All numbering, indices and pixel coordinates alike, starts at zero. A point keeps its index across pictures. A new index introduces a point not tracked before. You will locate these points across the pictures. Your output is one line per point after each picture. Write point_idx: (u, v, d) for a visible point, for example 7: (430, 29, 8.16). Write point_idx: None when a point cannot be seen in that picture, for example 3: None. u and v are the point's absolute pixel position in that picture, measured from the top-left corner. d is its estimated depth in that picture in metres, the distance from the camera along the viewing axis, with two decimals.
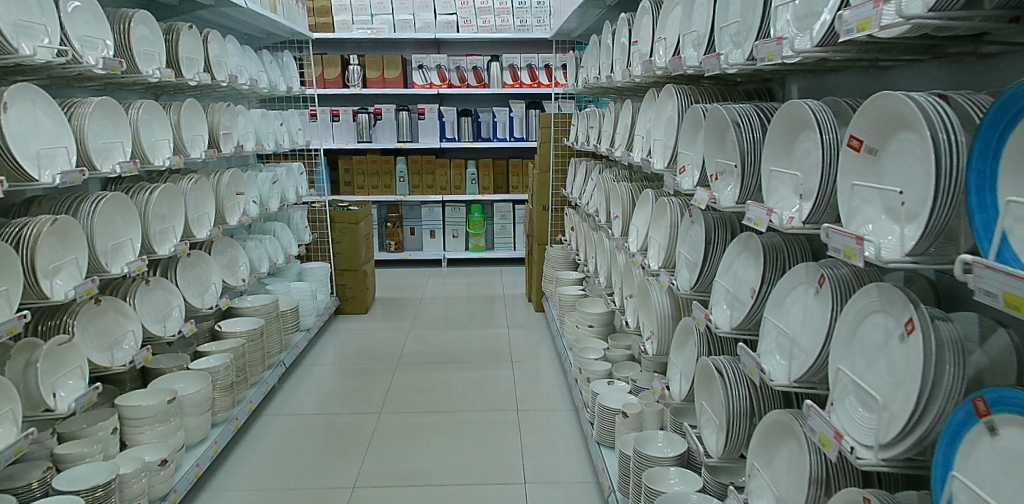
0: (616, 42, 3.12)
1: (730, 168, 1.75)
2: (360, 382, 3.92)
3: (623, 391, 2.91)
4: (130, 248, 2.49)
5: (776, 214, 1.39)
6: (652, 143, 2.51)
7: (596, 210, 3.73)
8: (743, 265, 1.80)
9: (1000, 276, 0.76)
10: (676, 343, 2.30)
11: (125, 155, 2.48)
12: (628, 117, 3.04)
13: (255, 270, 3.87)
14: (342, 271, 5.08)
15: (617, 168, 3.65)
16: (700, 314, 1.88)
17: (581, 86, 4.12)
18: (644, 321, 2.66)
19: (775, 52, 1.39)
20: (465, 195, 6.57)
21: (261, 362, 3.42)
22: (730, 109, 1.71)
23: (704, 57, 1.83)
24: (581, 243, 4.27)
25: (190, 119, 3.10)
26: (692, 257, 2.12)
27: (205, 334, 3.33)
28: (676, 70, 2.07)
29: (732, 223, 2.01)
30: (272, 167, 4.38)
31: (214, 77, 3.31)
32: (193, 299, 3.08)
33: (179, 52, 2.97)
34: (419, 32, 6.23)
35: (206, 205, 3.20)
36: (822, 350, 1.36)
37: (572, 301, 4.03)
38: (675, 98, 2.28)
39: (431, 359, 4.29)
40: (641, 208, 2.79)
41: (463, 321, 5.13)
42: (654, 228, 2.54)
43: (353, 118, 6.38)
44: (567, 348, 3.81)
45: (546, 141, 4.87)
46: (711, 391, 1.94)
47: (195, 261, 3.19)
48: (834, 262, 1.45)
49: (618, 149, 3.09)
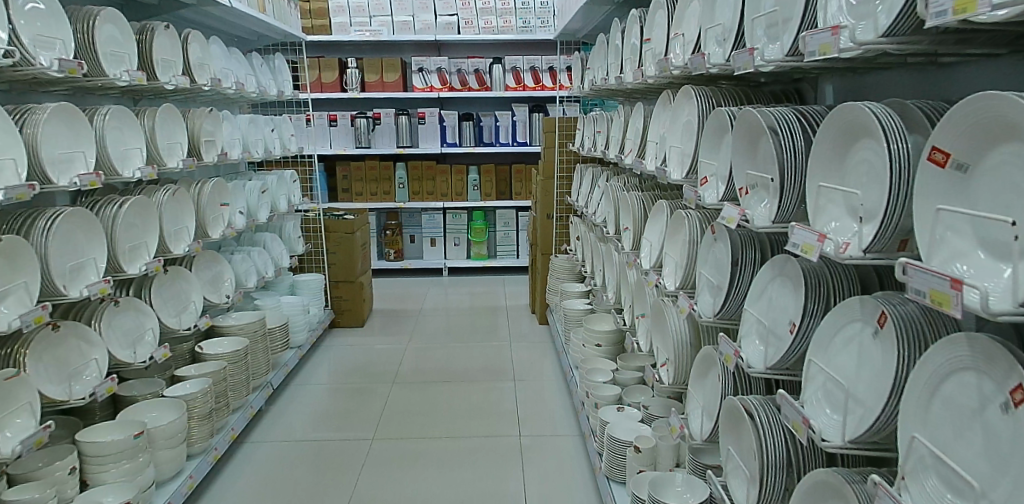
0: (625, 41, 2.89)
1: (764, 181, 1.52)
2: (353, 402, 3.68)
3: (635, 420, 2.66)
4: (94, 267, 2.26)
5: (829, 240, 1.16)
6: (668, 151, 2.27)
7: (604, 220, 3.49)
8: (779, 292, 1.56)
9: (933, 278, 0.87)
10: (696, 374, 2.06)
11: (87, 167, 2.25)
12: (640, 121, 2.80)
13: (241, 285, 3.64)
14: (336, 283, 4.85)
15: (628, 176, 3.41)
16: (729, 349, 1.64)
17: (588, 88, 3.89)
18: (657, 345, 2.42)
19: (830, 45, 1.17)
20: (466, 202, 6.35)
21: (245, 385, 3.19)
22: (765, 114, 1.48)
23: (734, 53, 1.60)
24: (588, 254, 4.03)
25: (167, 125, 2.88)
26: (715, 279, 1.88)
27: (184, 356, 3.10)
28: (697, 68, 1.84)
29: (763, 242, 1.77)
30: (262, 175, 4.16)
31: (195, 81, 3.09)
32: (170, 320, 2.86)
33: (155, 54, 2.74)
34: (419, 34, 6.01)
35: (185, 217, 2.97)
36: (886, 406, 1.13)
37: (578, 316, 3.78)
38: (695, 101, 2.05)
39: (428, 378, 4.03)
40: (654, 220, 2.55)
41: (463, 334, 4.89)
42: (670, 243, 2.30)
43: (351, 123, 6.16)
44: (573, 367, 3.56)
45: (551, 146, 4.63)
46: (740, 436, 1.69)
47: (174, 279, 2.97)
48: (896, 296, 1.21)
49: (629, 157, 2.85)
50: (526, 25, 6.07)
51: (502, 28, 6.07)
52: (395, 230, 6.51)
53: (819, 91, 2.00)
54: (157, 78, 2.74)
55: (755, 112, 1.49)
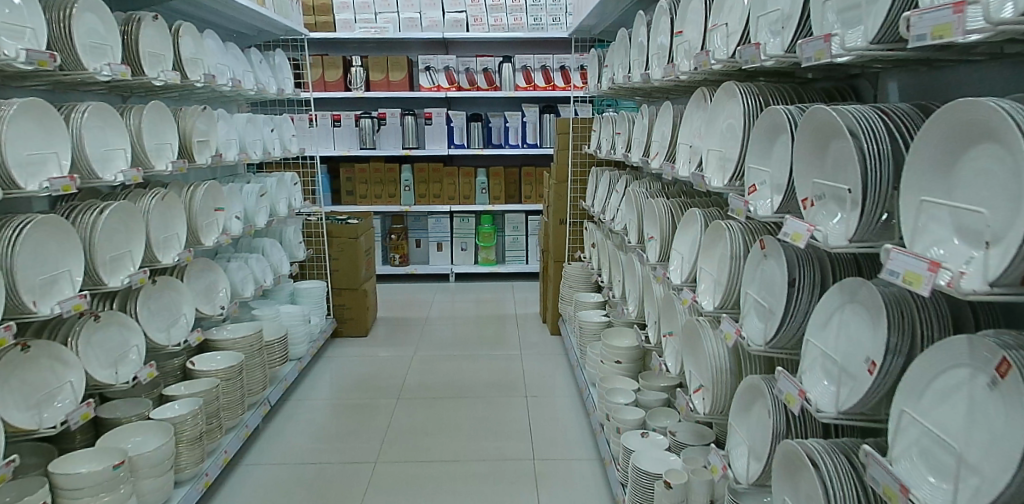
0: (652, 35, 2.66)
1: (836, 192, 1.30)
2: (356, 420, 3.46)
3: (662, 448, 2.44)
4: (69, 281, 2.04)
5: (943, 272, 0.91)
6: (705, 155, 2.04)
7: (624, 228, 3.26)
8: (850, 323, 1.34)
9: None
10: (739, 407, 1.83)
11: (60, 170, 2.03)
12: (667, 121, 2.58)
13: (238, 294, 3.43)
14: (339, 290, 4.64)
15: (650, 180, 3.19)
16: (790, 387, 1.39)
17: (606, 86, 3.67)
18: (690, 369, 2.19)
19: (951, 27, 0.90)
20: (474, 205, 6.13)
21: (240, 403, 2.98)
22: (839, 113, 1.26)
23: (802, 42, 1.36)
24: (605, 263, 3.81)
25: (155, 124, 2.66)
26: (765, 301, 1.65)
27: (174, 373, 2.89)
28: (747, 60, 1.57)
29: (823, 261, 1.55)
30: (261, 178, 3.94)
31: (188, 77, 2.88)
32: (157, 335, 2.63)
33: (143, 47, 2.53)
34: (426, 31, 5.80)
35: (176, 223, 2.76)
36: (1014, 478, 0.89)
37: (595, 329, 3.56)
38: (739, 100, 1.82)
39: (435, 393, 3.81)
40: (685, 231, 2.33)
41: (471, 344, 4.67)
42: (706, 258, 2.07)
43: (355, 123, 5.96)
44: (590, 384, 3.33)
45: (564, 148, 4.41)
46: (799, 488, 1.46)
47: (162, 289, 2.76)
48: (1016, 338, 0.99)
49: (655, 161, 2.62)
50: (537, 22, 5.84)
51: (512, 26, 5.85)
52: (401, 234, 6.30)
53: (882, 89, 1.77)
54: (144, 73, 2.51)
55: (826, 109, 1.27)
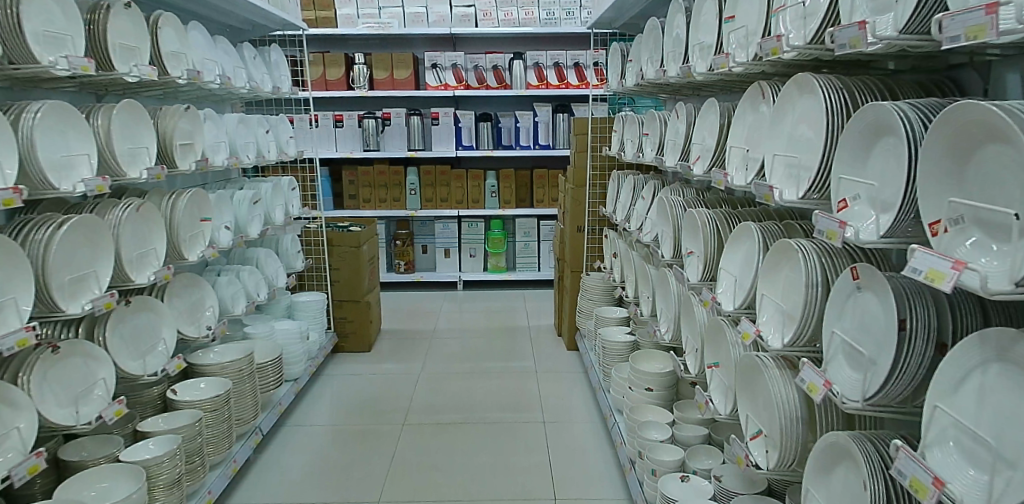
0: (693, 25, 2.33)
1: (990, 216, 0.98)
2: (357, 451, 3.14)
3: (706, 497, 2.10)
4: (16, 310, 1.73)
5: None
6: (768, 162, 1.71)
7: (656, 240, 2.92)
8: (1003, 389, 1.00)
9: None
10: (818, 469, 1.50)
11: (4, 181, 1.71)
12: (713, 121, 2.25)
13: (227, 312, 3.12)
14: (341, 302, 4.33)
15: (685, 186, 2.86)
16: (919, 472, 1.06)
17: (631, 83, 3.34)
18: (745, 412, 1.86)
19: None
20: (484, 210, 5.82)
21: (228, 436, 2.66)
22: (1000, 109, 0.93)
23: (943, 17, 0.98)
24: (629, 276, 3.48)
25: (130, 126, 2.34)
26: (862, 346, 1.33)
27: (153, 403, 2.58)
28: (847, 45, 1.23)
29: (939, 301, 1.24)
30: (256, 183, 3.63)
31: (166, 73, 2.55)
32: (130, 365, 2.32)
33: (112, 38, 2.20)
34: (432, 26, 5.49)
35: (154, 237, 2.45)
36: None
37: (619, 349, 3.24)
38: (819, 96, 1.50)
39: (442, 418, 3.47)
40: (737, 249, 2.00)
41: (482, 359, 4.35)
42: (769, 284, 1.75)
43: (359, 124, 5.65)
44: (616, 411, 3.00)
45: (582, 150, 4.08)
46: None
47: (138, 312, 2.44)
48: None
49: (697, 167, 2.29)
50: (550, 17, 5.52)
51: (523, 21, 5.53)
52: (406, 240, 5.98)
53: (995, 80, 1.42)
54: (113, 69, 2.19)
55: (981, 105, 0.95)
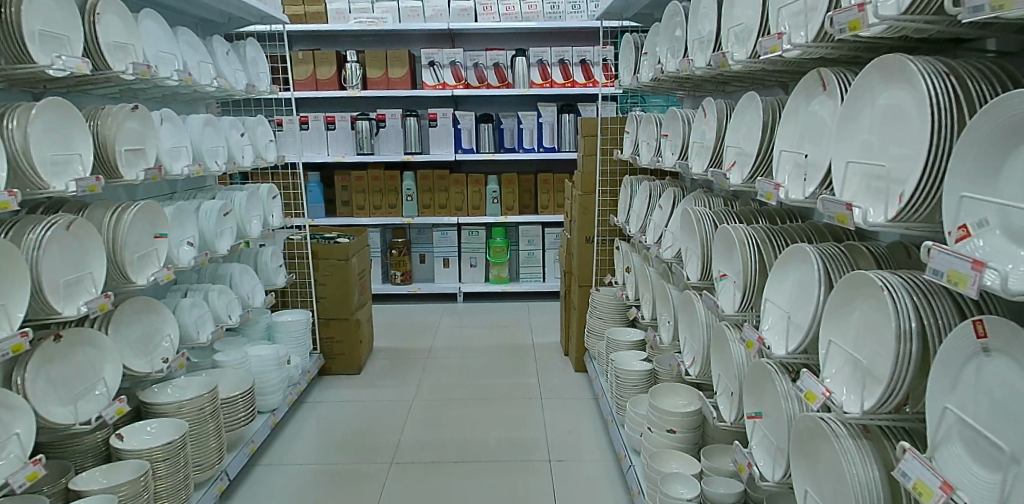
0: (727, 6, 1.94)
1: None
2: (338, 496, 2.75)
3: None
4: None
5: None
6: (839, 171, 1.32)
7: (677, 257, 2.55)
8: None
9: None
10: None
11: None
12: (754, 121, 1.87)
13: (189, 338, 2.75)
14: (327, 321, 3.96)
15: (712, 195, 2.48)
16: None
17: (647, 77, 2.96)
18: (802, 485, 1.47)
19: None
20: (484, 217, 5.45)
21: (187, 487, 2.28)
22: None
23: None
24: (646, 294, 3.09)
25: (57, 128, 1.98)
26: (998, 435, 0.95)
27: (94, 452, 2.23)
28: (986, 6, 0.85)
29: None
30: (230, 192, 3.27)
31: (106, 67, 2.18)
32: (56, 412, 1.95)
33: (30, 25, 1.84)
34: (429, 21, 5.11)
35: (91, 259, 2.08)
36: None
37: (634, 378, 2.85)
38: (916, 83, 1.12)
39: (436, 455, 3.09)
40: (787, 276, 1.63)
41: (482, 381, 3.97)
42: (837, 327, 1.36)
43: (351, 126, 5.26)
44: (633, 453, 2.61)
45: (591, 153, 3.70)
46: None
47: (71, 348, 2.07)
48: None
49: (733, 175, 1.91)
50: (555, 10, 5.15)
51: (526, 15, 5.15)
52: (403, 249, 5.61)
53: None
54: (31, 61, 1.83)
55: None
